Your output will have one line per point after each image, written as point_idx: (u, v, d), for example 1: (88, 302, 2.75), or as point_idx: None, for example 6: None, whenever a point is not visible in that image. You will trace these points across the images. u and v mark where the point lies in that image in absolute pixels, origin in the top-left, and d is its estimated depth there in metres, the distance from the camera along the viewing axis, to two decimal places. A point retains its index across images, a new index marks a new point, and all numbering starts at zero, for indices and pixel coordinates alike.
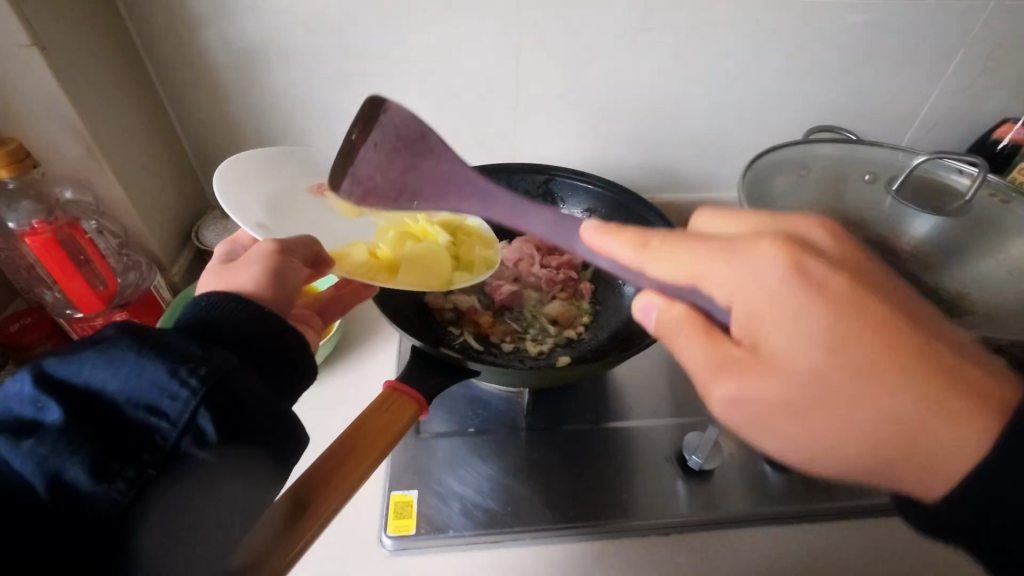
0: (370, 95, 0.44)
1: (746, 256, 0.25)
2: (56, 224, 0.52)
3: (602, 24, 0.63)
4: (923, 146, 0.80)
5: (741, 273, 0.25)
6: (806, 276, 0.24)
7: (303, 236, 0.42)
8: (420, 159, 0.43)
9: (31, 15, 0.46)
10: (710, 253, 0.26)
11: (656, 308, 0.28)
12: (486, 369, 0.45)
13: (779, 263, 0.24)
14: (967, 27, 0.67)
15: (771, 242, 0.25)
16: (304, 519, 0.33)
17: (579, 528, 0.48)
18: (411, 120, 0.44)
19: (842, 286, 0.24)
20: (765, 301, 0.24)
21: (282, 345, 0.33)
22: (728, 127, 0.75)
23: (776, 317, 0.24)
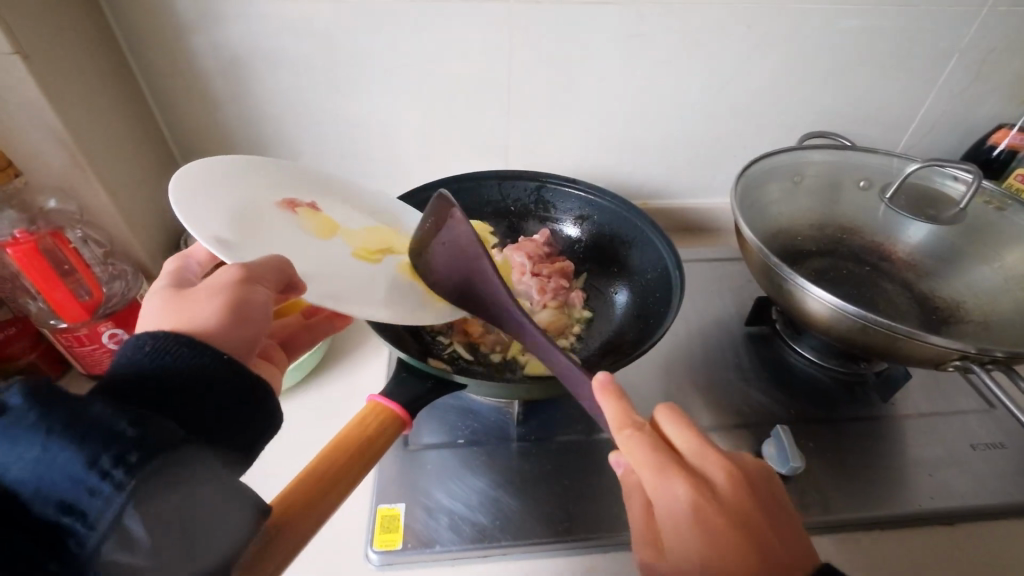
0: (442, 194, 0.47)
1: (666, 482, 0.34)
2: (38, 233, 0.51)
3: (594, 30, 0.62)
4: (918, 151, 0.79)
5: (663, 495, 0.34)
6: (702, 519, 0.33)
7: (277, 258, 0.39)
8: (473, 276, 0.47)
9: (12, 21, 0.45)
10: (647, 468, 0.35)
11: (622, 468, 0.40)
12: (474, 382, 0.45)
13: (687, 510, 0.33)
14: (961, 32, 0.67)
15: (690, 481, 0.34)
16: (277, 540, 0.32)
17: (569, 543, 0.47)
18: (468, 236, 0.46)
19: (723, 533, 0.33)
20: (669, 525, 0.34)
21: (247, 387, 0.32)
22: (720, 133, 0.75)
23: (672, 533, 0.34)
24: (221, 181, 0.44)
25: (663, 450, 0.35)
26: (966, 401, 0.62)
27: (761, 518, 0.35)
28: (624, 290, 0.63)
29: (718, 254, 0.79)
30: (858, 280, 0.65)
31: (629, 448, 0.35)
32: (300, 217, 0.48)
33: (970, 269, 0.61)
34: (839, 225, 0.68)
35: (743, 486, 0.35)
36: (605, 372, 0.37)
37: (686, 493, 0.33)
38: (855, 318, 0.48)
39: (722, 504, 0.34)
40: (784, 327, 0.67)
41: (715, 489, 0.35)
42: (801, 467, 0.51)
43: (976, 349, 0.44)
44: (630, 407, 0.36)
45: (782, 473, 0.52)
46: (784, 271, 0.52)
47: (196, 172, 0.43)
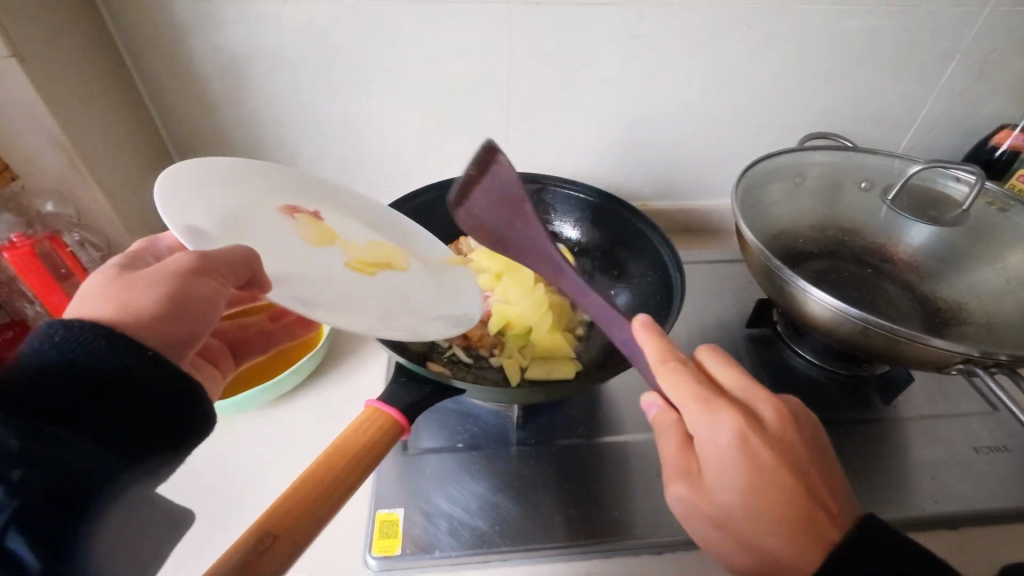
0: (490, 139, 0.46)
1: (713, 412, 0.35)
2: (35, 238, 0.52)
3: (593, 30, 0.62)
4: (919, 151, 0.79)
5: (710, 426, 0.35)
6: (748, 447, 0.34)
7: (241, 248, 0.37)
8: (515, 221, 0.47)
9: (10, 25, 0.45)
10: (695, 399, 0.35)
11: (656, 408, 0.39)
12: (472, 386, 0.44)
13: (731, 437, 0.34)
14: (963, 31, 0.66)
15: (735, 410, 0.35)
16: (270, 550, 0.32)
17: (569, 547, 0.47)
18: (513, 181, 0.47)
19: (767, 460, 0.33)
20: (713, 455, 0.35)
21: (177, 389, 0.32)
22: (720, 134, 0.74)
23: (716, 465, 0.35)
24: (219, 183, 0.44)
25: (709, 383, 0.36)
26: (968, 403, 0.61)
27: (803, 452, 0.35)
28: (624, 293, 0.62)
29: (717, 255, 0.79)
30: (861, 281, 0.64)
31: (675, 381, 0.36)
32: (297, 225, 0.48)
33: (972, 270, 0.61)
34: (840, 226, 0.68)
35: (788, 419, 0.36)
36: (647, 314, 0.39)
37: (733, 425, 0.34)
38: (857, 320, 0.48)
39: (768, 436, 0.34)
40: (785, 329, 0.66)
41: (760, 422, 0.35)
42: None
43: (979, 353, 0.44)
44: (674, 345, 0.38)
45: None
46: (785, 273, 0.52)
47: (193, 171, 0.43)
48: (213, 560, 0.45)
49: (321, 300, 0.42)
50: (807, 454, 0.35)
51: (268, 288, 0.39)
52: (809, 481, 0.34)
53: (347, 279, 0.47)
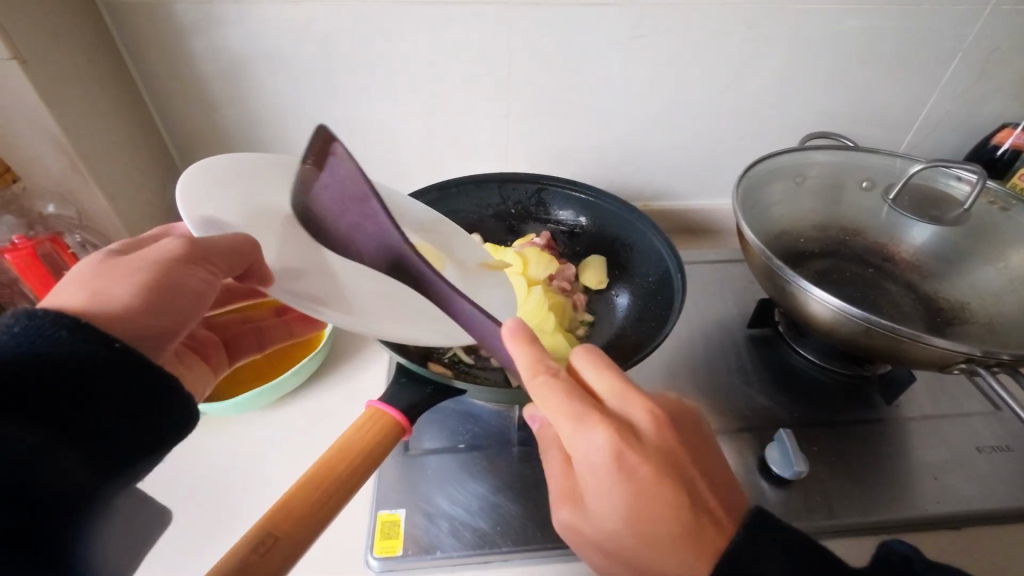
0: (318, 126, 0.38)
1: (584, 430, 0.33)
2: (38, 240, 0.52)
3: (594, 32, 0.62)
4: (920, 151, 0.79)
5: (581, 446, 0.33)
6: (623, 466, 0.32)
7: (238, 235, 0.35)
8: (363, 220, 0.42)
9: (12, 29, 0.45)
10: (565, 417, 0.33)
11: (539, 422, 0.41)
12: (474, 387, 0.44)
13: (604, 457, 0.32)
14: (965, 31, 0.66)
15: (608, 426, 0.32)
16: (275, 549, 0.31)
17: (570, 548, 0.47)
18: (356, 176, 0.40)
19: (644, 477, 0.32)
20: (589, 473, 0.33)
21: (150, 386, 0.32)
22: (721, 134, 0.74)
23: (595, 487, 0.33)
24: (247, 178, 0.42)
25: (579, 397, 0.33)
26: (970, 403, 0.61)
27: (682, 461, 0.34)
28: (625, 293, 0.62)
29: (719, 255, 0.79)
30: (862, 282, 0.64)
31: (545, 396, 0.34)
32: None
33: (974, 270, 0.61)
34: (842, 226, 0.68)
35: (666, 426, 0.34)
36: (516, 318, 0.36)
37: (606, 444, 0.32)
38: (859, 321, 0.48)
39: (644, 448, 0.33)
40: (787, 330, 0.66)
41: (635, 433, 0.33)
42: (805, 471, 0.50)
43: (982, 352, 0.44)
44: (543, 354, 0.35)
45: (786, 477, 0.51)
46: (786, 273, 0.52)
47: (216, 166, 0.41)
48: (216, 560, 0.46)
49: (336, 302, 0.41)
50: (685, 460, 0.34)
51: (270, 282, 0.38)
52: (688, 483, 0.33)
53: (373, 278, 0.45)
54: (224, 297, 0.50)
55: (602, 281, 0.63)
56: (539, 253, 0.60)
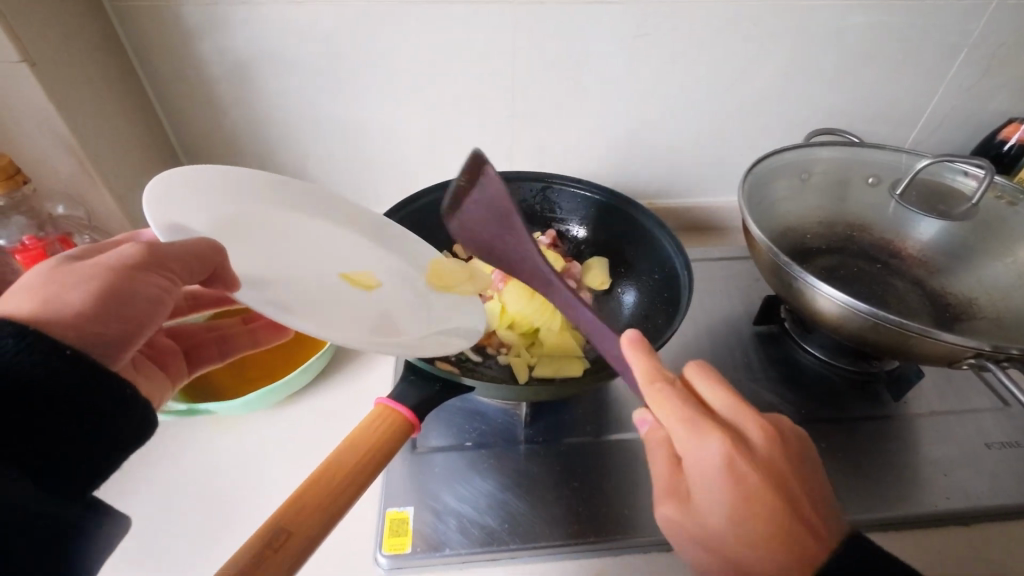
0: (478, 151, 0.47)
1: (700, 435, 0.35)
2: (48, 240, 0.55)
3: (597, 31, 0.62)
4: (927, 146, 0.78)
5: (694, 450, 0.35)
6: (735, 469, 0.34)
7: (200, 240, 0.36)
8: (509, 236, 0.48)
9: (22, 32, 0.46)
10: (682, 423, 0.35)
11: (648, 425, 0.41)
12: (481, 385, 0.44)
13: (717, 461, 0.34)
14: (971, 26, 0.66)
15: (721, 433, 0.35)
16: (285, 546, 0.32)
17: (579, 544, 0.47)
18: (503, 195, 0.47)
19: (753, 479, 0.34)
20: (699, 475, 0.35)
21: (106, 395, 0.31)
22: (726, 131, 0.74)
23: (703, 489, 0.35)
24: (223, 185, 0.44)
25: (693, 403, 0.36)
26: (979, 399, 0.61)
27: (785, 469, 0.36)
28: (631, 290, 0.62)
29: (724, 252, 0.79)
30: (869, 278, 0.64)
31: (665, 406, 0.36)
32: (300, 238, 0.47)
33: (982, 265, 0.60)
34: (848, 222, 0.67)
35: (771, 437, 0.36)
36: (636, 329, 0.38)
37: (721, 447, 0.34)
38: (867, 316, 0.48)
39: (753, 458, 0.35)
40: (794, 326, 0.66)
41: (742, 440, 0.36)
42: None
43: (991, 347, 0.44)
44: (662, 364, 0.37)
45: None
46: (794, 269, 0.51)
47: (208, 176, 0.44)
48: (225, 557, 0.46)
49: (296, 300, 0.41)
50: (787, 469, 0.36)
51: (234, 287, 0.37)
52: (791, 495, 0.35)
53: (334, 291, 0.45)
54: (188, 307, 0.50)
55: (605, 282, 0.63)
56: (547, 251, 0.60)
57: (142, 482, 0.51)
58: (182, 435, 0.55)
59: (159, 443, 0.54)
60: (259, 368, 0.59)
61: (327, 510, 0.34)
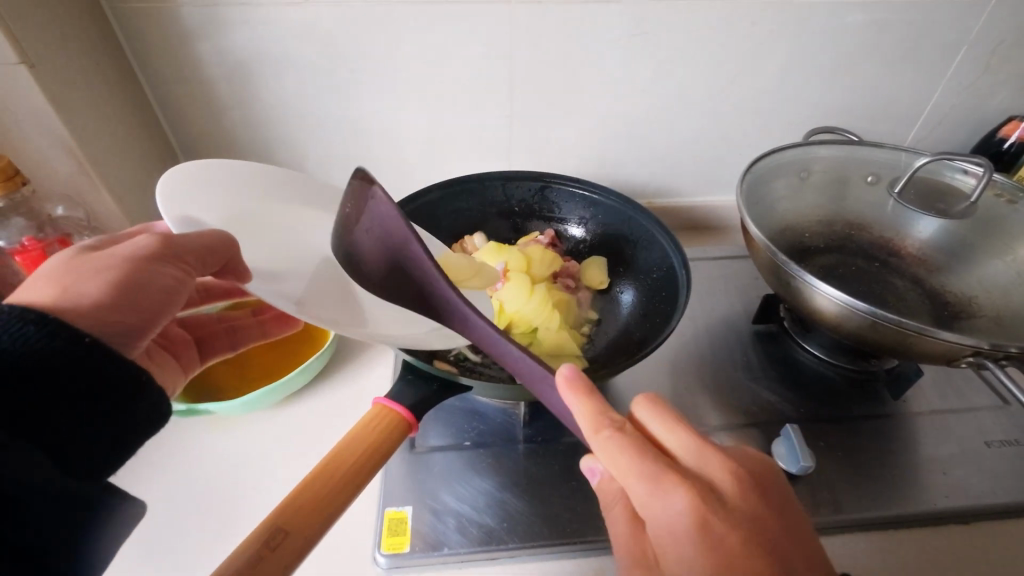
0: (359, 169, 0.42)
1: (663, 492, 0.32)
2: (47, 241, 0.55)
3: (596, 30, 0.62)
4: (927, 145, 0.78)
5: (656, 506, 0.33)
6: (706, 527, 0.31)
7: (215, 232, 0.37)
8: (405, 262, 0.42)
9: (21, 33, 0.46)
10: (640, 479, 0.33)
11: (599, 476, 0.39)
12: (479, 384, 0.44)
13: (682, 519, 0.32)
14: (970, 24, 0.66)
15: (684, 487, 0.32)
16: (286, 544, 0.32)
17: (577, 544, 0.47)
18: (395, 216, 0.42)
19: (726, 537, 0.31)
20: (667, 538, 0.32)
21: (122, 381, 0.32)
22: (725, 130, 0.74)
23: (671, 552, 0.32)
24: (230, 183, 0.45)
25: (650, 456, 0.33)
26: (979, 398, 0.61)
27: (766, 520, 0.33)
28: (630, 289, 0.62)
29: (724, 251, 0.79)
30: (868, 276, 0.64)
31: (617, 459, 0.34)
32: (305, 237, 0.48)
33: (982, 263, 0.60)
34: (847, 220, 0.67)
35: (744, 486, 0.34)
36: (573, 366, 0.36)
37: (686, 503, 0.32)
38: (865, 315, 0.48)
39: (721, 510, 0.32)
40: (793, 325, 0.66)
41: (714, 494, 0.33)
42: (813, 466, 0.50)
43: (990, 345, 0.44)
44: (609, 409, 0.35)
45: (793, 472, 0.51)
46: (792, 268, 0.51)
47: (212, 169, 0.44)
48: (226, 557, 0.46)
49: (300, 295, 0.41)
50: (769, 525, 0.33)
51: (247, 279, 0.38)
52: (772, 549, 0.32)
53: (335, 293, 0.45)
54: (200, 298, 0.51)
55: (603, 281, 0.63)
56: (545, 251, 0.60)
57: (142, 483, 0.51)
58: (183, 435, 0.55)
59: (160, 443, 0.54)
60: (260, 365, 0.60)
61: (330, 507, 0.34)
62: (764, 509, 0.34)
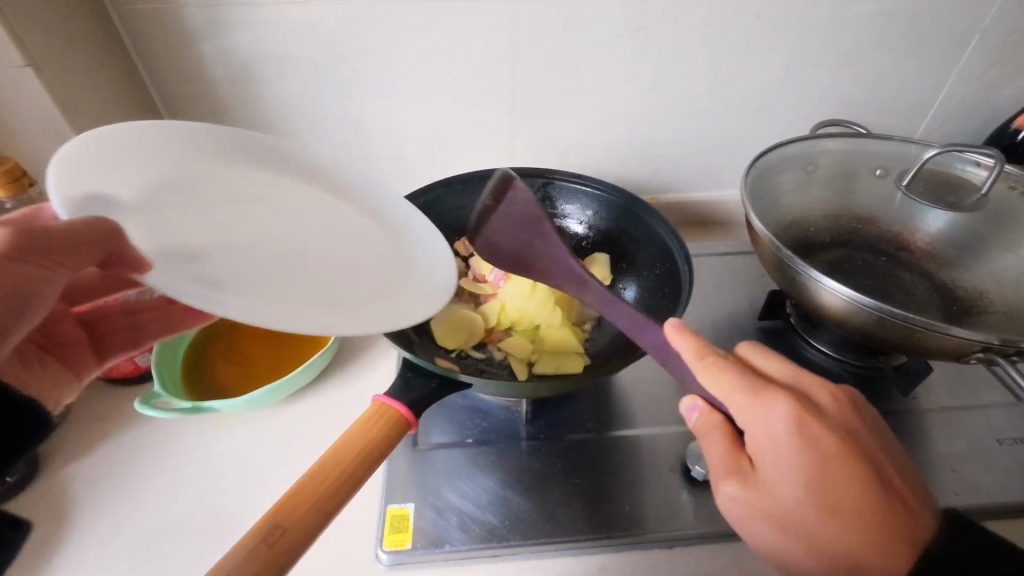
0: (507, 170, 0.53)
1: (766, 403, 0.36)
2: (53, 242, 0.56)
3: (595, 25, 0.62)
4: (938, 139, 0.77)
5: (756, 421, 0.36)
6: (807, 431, 0.35)
7: (85, 221, 0.35)
8: (535, 241, 0.52)
9: (25, 35, 0.47)
10: (746, 393, 0.37)
11: (697, 412, 0.41)
12: (479, 381, 0.44)
13: (784, 427, 0.36)
14: (981, 13, 0.64)
15: (789, 399, 0.36)
16: (281, 543, 0.32)
17: (579, 542, 0.47)
18: (533, 205, 0.52)
19: (826, 442, 0.35)
20: (769, 445, 0.36)
21: None
22: (730, 124, 0.73)
23: (772, 456, 0.36)
24: (156, 155, 0.44)
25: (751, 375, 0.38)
26: (991, 394, 0.60)
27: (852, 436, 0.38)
28: (633, 286, 0.62)
29: (730, 247, 0.78)
30: (877, 270, 0.63)
31: (724, 382, 0.38)
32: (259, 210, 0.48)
33: (994, 257, 0.59)
34: (855, 215, 0.66)
35: (835, 405, 0.40)
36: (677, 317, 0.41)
37: (789, 410, 0.36)
38: (871, 310, 0.47)
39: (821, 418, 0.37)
40: (799, 321, 0.65)
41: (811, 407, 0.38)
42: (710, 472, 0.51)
43: (999, 341, 0.43)
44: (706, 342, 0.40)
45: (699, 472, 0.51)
46: (797, 263, 0.51)
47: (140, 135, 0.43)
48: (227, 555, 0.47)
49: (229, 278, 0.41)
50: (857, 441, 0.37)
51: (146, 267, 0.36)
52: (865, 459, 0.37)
53: (286, 269, 0.45)
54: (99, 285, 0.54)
55: (607, 278, 0.61)
56: None
57: (143, 482, 0.52)
58: (187, 435, 0.56)
59: (166, 440, 0.55)
60: (260, 364, 0.60)
61: (323, 506, 0.34)
62: (852, 424, 0.39)
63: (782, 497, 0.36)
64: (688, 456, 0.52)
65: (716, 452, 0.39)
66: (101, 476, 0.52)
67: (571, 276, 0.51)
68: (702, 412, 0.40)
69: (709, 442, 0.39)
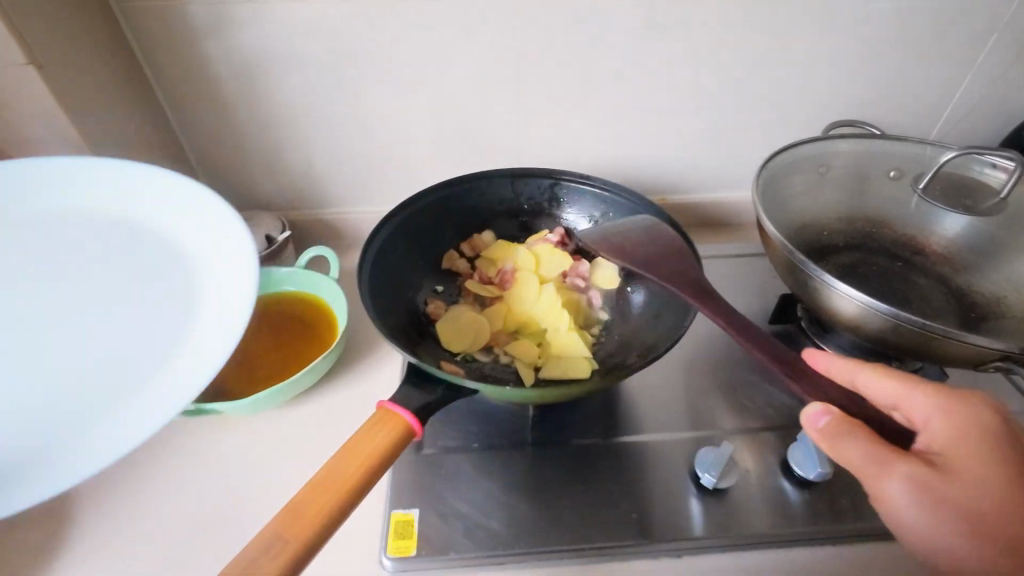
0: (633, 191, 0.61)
1: (947, 397, 0.40)
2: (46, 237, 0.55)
3: (603, 23, 0.61)
4: (954, 140, 0.75)
5: (884, 386, 0.42)
6: (992, 423, 0.40)
7: None
8: (665, 250, 0.54)
9: (28, 33, 0.46)
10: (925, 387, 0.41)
11: (828, 415, 0.39)
12: (484, 387, 0.43)
13: (965, 418, 0.40)
14: (1000, 11, 0.63)
15: (970, 396, 0.41)
16: (277, 557, 0.32)
17: (585, 550, 0.46)
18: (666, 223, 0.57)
19: (1003, 437, 0.39)
20: (957, 432, 0.39)
21: None
22: (740, 125, 0.72)
23: (953, 444, 0.39)
24: None
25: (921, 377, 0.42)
26: (1008, 401, 0.58)
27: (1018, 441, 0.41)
28: (642, 289, 0.60)
29: (740, 249, 0.77)
30: (891, 275, 0.62)
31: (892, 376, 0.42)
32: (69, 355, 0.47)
33: (1012, 262, 0.58)
34: (869, 217, 0.65)
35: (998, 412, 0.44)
36: None
37: (972, 404, 0.40)
38: (888, 316, 0.46)
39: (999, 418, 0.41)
40: (810, 325, 0.63)
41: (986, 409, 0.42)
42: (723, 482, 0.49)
43: (1020, 350, 0.42)
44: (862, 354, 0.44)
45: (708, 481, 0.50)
46: (811, 268, 0.50)
47: None
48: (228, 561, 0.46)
49: None
50: None
51: None
52: None
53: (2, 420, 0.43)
54: None
55: (615, 281, 0.60)
56: (552, 250, 0.60)
57: (143, 484, 0.51)
58: (190, 436, 0.55)
59: (169, 443, 0.55)
60: (264, 365, 0.59)
61: (326, 515, 0.34)
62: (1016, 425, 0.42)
63: (966, 482, 0.37)
64: (701, 463, 0.50)
65: (867, 444, 0.38)
66: (104, 478, 0.52)
67: (695, 286, 0.51)
68: (832, 411, 0.40)
69: (855, 440, 0.38)
